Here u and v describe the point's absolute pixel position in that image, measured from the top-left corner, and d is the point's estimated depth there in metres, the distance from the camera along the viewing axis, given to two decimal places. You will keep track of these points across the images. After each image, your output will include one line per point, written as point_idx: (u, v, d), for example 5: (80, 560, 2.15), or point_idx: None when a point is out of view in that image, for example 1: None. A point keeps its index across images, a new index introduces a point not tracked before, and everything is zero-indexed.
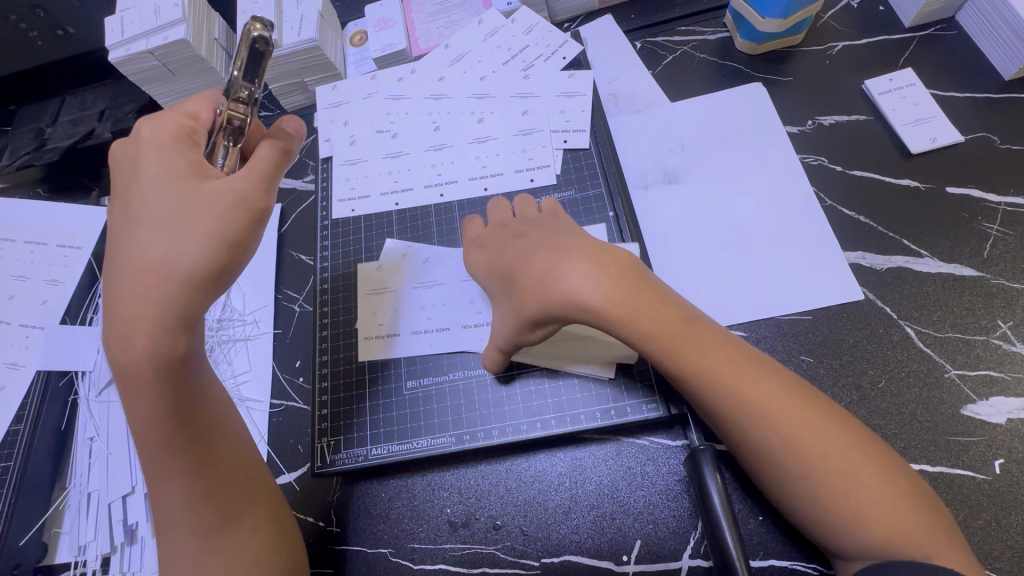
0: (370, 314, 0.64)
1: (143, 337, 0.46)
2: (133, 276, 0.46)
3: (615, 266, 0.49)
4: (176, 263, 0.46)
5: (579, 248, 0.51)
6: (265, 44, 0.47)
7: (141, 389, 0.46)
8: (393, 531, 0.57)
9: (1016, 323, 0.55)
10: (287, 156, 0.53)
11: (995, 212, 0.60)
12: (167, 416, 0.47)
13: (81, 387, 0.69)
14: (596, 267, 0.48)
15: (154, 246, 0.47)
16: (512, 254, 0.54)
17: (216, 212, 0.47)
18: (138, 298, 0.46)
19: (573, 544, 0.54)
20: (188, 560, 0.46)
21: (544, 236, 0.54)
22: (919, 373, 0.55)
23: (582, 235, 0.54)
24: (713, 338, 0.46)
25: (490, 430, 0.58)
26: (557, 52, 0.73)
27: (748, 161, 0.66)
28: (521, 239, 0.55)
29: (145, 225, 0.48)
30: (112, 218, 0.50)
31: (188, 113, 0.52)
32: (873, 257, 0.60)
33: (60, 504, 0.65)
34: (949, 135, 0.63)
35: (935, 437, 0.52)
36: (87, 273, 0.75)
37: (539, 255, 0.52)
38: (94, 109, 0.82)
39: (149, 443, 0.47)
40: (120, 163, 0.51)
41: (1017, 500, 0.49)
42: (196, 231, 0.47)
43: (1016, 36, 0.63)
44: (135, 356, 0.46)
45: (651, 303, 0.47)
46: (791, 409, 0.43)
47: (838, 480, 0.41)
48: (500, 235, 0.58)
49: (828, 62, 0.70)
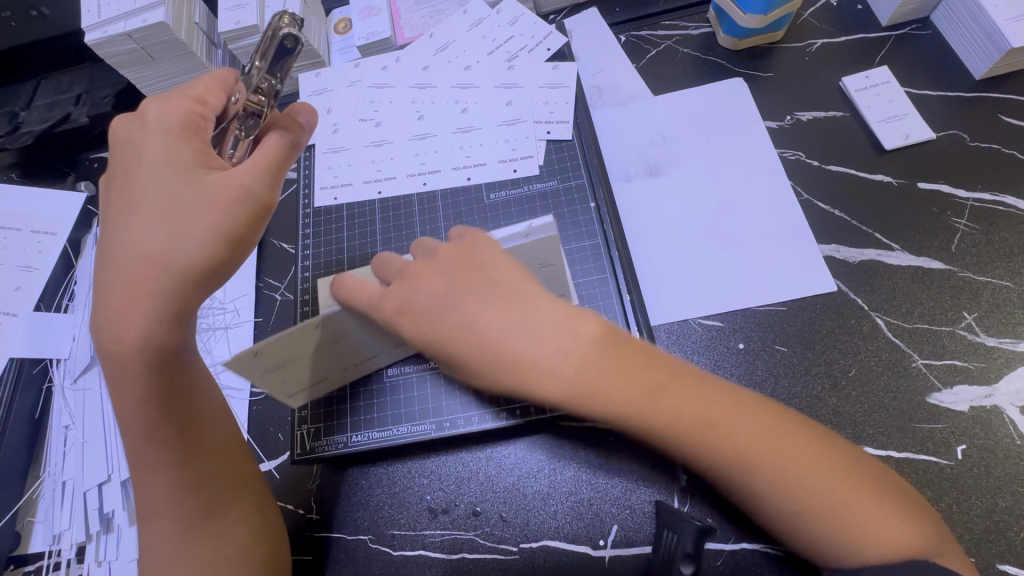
0: (276, 380, 0.51)
1: (134, 329, 0.46)
2: (123, 267, 0.46)
3: (575, 348, 0.42)
4: (171, 257, 0.46)
5: (534, 327, 0.43)
6: (292, 42, 0.49)
7: (131, 380, 0.46)
8: (372, 518, 0.58)
9: (980, 315, 0.57)
10: (296, 148, 0.51)
11: (963, 208, 0.61)
12: (157, 406, 0.47)
13: (56, 375, 0.68)
14: (553, 360, 0.42)
15: (148, 238, 0.46)
16: (453, 320, 0.44)
17: (212, 208, 0.47)
18: (130, 289, 0.46)
19: (552, 529, 0.55)
20: (173, 551, 0.47)
21: (486, 303, 0.44)
22: (887, 362, 0.56)
23: (537, 294, 0.44)
24: (690, 412, 0.41)
25: (470, 418, 0.59)
26: (541, 44, 0.73)
27: (728, 154, 0.67)
28: (456, 296, 0.45)
29: (140, 218, 0.47)
30: (105, 206, 0.50)
31: (197, 95, 0.49)
32: (846, 250, 0.61)
33: (34, 493, 0.64)
34: (921, 132, 0.65)
35: (902, 424, 0.54)
36: (63, 259, 0.74)
37: (490, 319, 0.43)
38: (70, 93, 0.82)
39: (137, 433, 0.47)
40: (117, 148, 0.50)
41: (977, 485, 0.51)
42: (193, 227, 0.47)
43: (987, 37, 0.65)
44: (128, 347, 0.46)
45: (620, 398, 0.41)
46: (781, 473, 0.41)
47: (842, 509, 0.40)
48: (422, 289, 0.46)
49: (806, 59, 0.72)
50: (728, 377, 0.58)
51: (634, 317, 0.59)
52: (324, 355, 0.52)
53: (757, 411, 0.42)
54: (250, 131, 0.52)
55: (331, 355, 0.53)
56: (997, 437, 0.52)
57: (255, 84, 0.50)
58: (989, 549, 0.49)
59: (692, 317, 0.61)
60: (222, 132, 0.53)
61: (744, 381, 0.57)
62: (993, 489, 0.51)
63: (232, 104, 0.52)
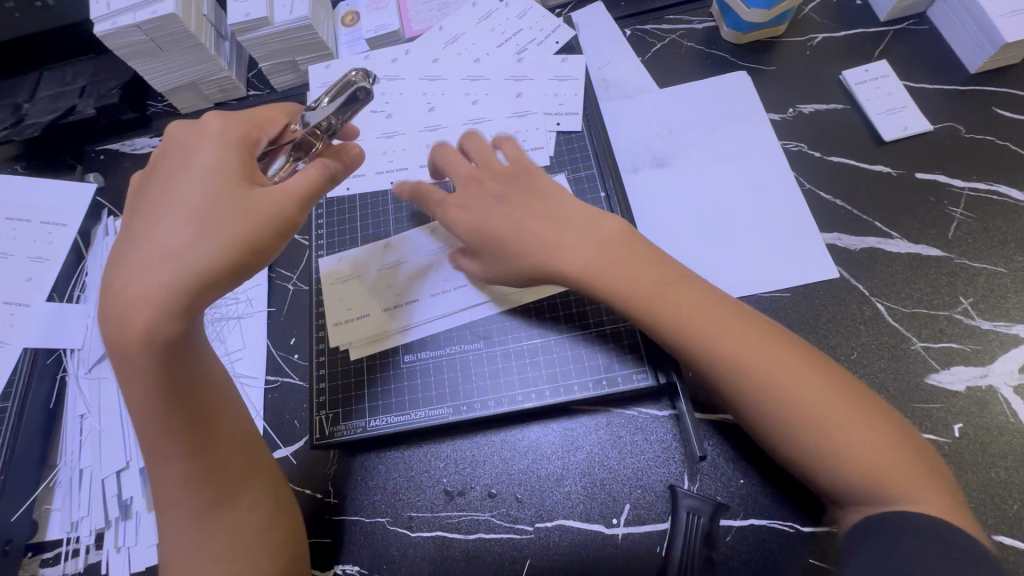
0: (331, 313, 0.65)
1: (143, 319, 0.45)
2: (146, 258, 0.46)
3: (592, 239, 0.52)
4: (191, 257, 0.46)
5: (562, 222, 0.53)
6: (364, 94, 0.51)
7: (140, 369, 0.46)
8: (391, 501, 0.59)
9: (976, 299, 0.59)
10: (332, 182, 0.52)
11: (960, 197, 0.64)
12: (167, 397, 0.47)
13: (70, 365, 0.69)
14: (571, 245, 0.52)
15: (172, 234, 0.46)
16: (495, 217, 0.55)
17: (239, 218, 0.47)
18: (148, 281, 0.45)
19: (565, 509, 0.57)
20: (184, 537, 0.48)
21: (525, 203, 0.55)
22: (886, 345, 0.58)
23: (569, 204, 0.55)
24: (687, 304, 0.49)
25: (486, 402, 0.60)
26: (550, 36, 0.75)
27: (732, 144, 0.69)
28: (501, 201, 0.56)
29: (163, 215, 0.47)
30: (133, 198, 0.51)
31: (258, 119, 0.53)
32: (847, 238, 0.63)
33: (51, 482, 0.65)
34: (919, 124, 0.67)
35: (901, 404, 0.56)
36: (74, 250, 0.74)
37: (527, 219, 0.54)
38: (74, 84, 0.81)
39: (147, 423, 0.47)
40: (165, 150, 0.52)
41: (973, 461, 0.53)
42: (219, 230, 0.47)
43: (981, 32, 0.67)
44: (134, 336, 0.45)
45: (626, 279, 0.51)
46: (761, 377, 0.46)
47: (818, 420, 0.45)
48: (477, 189, 0.57)
49: (807, 53, 0.73)
50: None
51: None
52: (375, 282, 0.65)
53: (755, 321, 0.49)
54: (298, 157, 0.54)
55: (382, 283, 0.65)
56: (992, 416, 0.55)
57: (316, 119, 0.52)
58: (986, 521, 0.51)
59: None
60: (269, 154, 0.55)
61: None
62: (988, 464, 0.53)
63: (288, 130, 0.55)
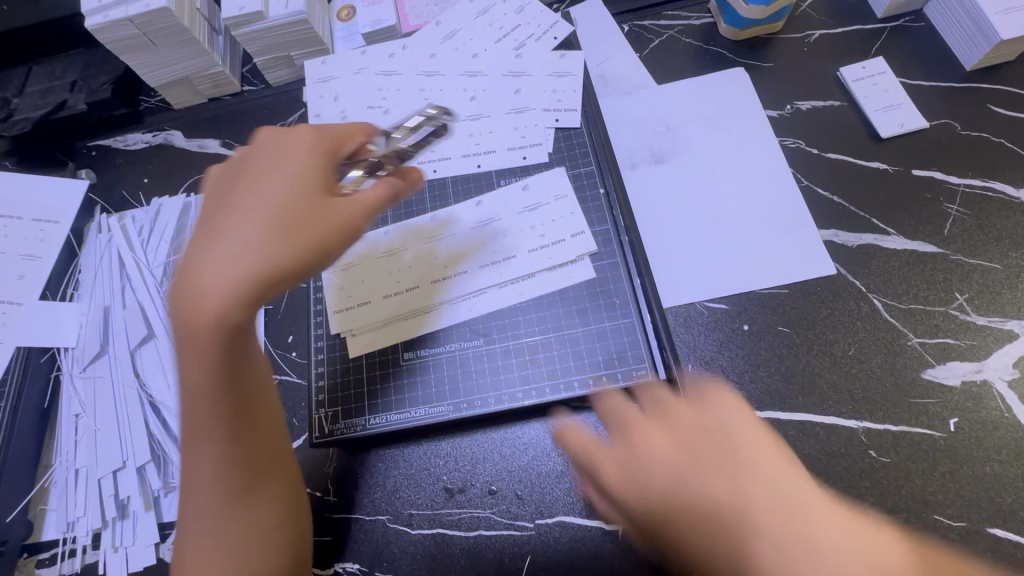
0: (346, 292, 0.65)
1: (216, 303, 0.44)
2: (224, 244, 0.45)
3: (831, 539, 0.37)
4: (267, 251, 0.45)
5: (779, 522, 0.39)
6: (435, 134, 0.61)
7: (204, 352, 0.45)
8: (390, 499, 0.59)
9: (971, 295, 0.60)
10: (393, 202, 0.52)
11: (955, 193, 0.64)
12: (226, 389, 0.47)
13: (64, 363, 0.68)
14: (794, 549, 0.37)
15: (249, 226, 0.46)
16: (675, 492, 0.42)
17: (316, 223, 0.47)
18: (222, 266, 0.44)
19: (566, 505, 0.57)
20: (210, 520, 0.47)
21: (719, 480, 0.41)
22: (883, 342, 0.59)
23: (787, 491, 0.40)
24: None
25: (486, 399, 0.60)
26: (548, 32, 0.74)
27: (731, 141, 0.69)
28: (687, 489, 0.42)
29: (246, 201, 0.48)
30: (223, 177, 0.51)
31: (341, 132, 0.53)
32: (845, 234, 0.64)
33: (46, 482, 0.64)
34: (915, 120, 0.67)
35: (897, 399, 0.57)
36: (66, 247, 0.73)
37: (720, 493, 0.41)
38: (64, 79, 0.80)
39: (200, 405, 0.46)
40: (254, 148, 0.52)
41: (967, 455, 0.54)
42: (295, 230, 0.46)
43: (978, 30, 0.67)
44: (203, 320, 0.44)
45: None
46: None
47: None
48: (660, 459, 0.44)
49: (805, 50, 0.74)
50: (733, 357, 0.60)
51: (643, 300, 0.62)
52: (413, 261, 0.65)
53: None
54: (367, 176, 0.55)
55: (422, 262, 0.65)
56: (987, 410, 0.55)
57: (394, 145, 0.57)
58: (979, 514, 0.52)
59: (699, 301, 0.63)
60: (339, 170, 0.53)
61: (749, 361, 0.60)
62: (983, 458, 0.54)
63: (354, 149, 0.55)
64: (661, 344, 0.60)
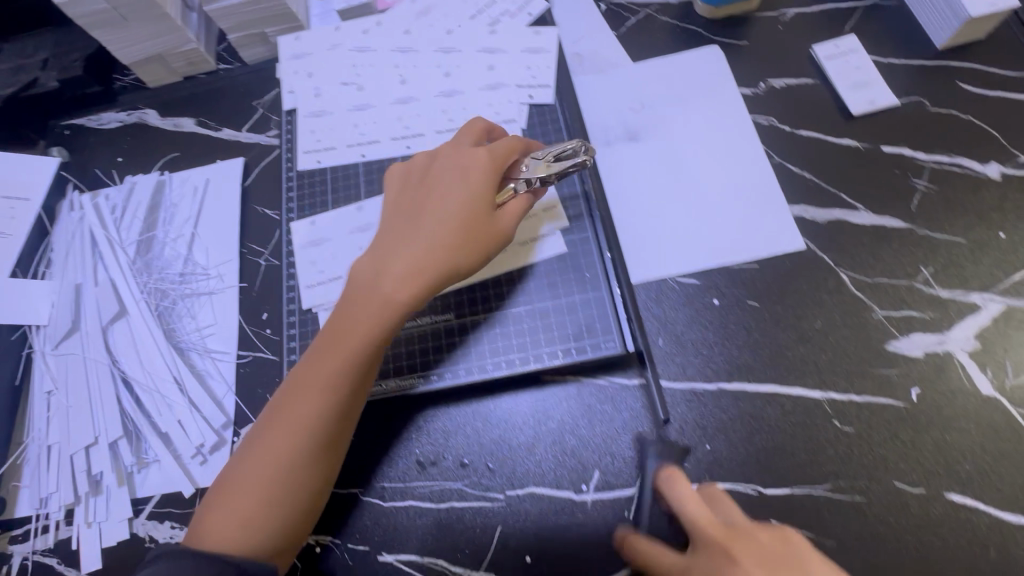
0: None
1: (406, 288, 0.53)
2: (424, 235, 0.54)
3: None
4: (448, 250, 0.54)
5: None
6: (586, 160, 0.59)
7: (381, 320, 0.52)
8: (362, 472, 0.59)
9: (936, 269, 0.61)
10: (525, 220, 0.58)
11: (923, 169, 0.65)
12: (378, 362, 0.54)
13: (36, 341, 0.68)
14: None
15: (439, 223, 0.54)
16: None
17: (484, 234, 0.55)
18: (421, 254, 0.53)
19: (536, 476, 0.58)
20: (309, 452, 0.51)
21: None
22: (849, 314, 0.60)
23: None
24: None
25: (456, 371, 0.61)
26: (523, 9, 0.75)
27: (706, 118, 0.69)
28: None
29: (438, 195, 0.56)
30: (412, 166, 0.60)
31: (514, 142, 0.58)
32: (814, 210, 0.64)
33: (18, 459, 0.64)
34: (885, 98, 0.68)
35: (862, 371, 0.57)
36: (38, 226, 0.72)
37: None
38: (35, 57, 0.79)
39: (346, 355, 0.52)
40: (452, 144, 0.59)
41: (928, 423, 0.55)
42: (470, 236, 0.55)
43: (948, 7, 0.68)
44: (395, 296, 0.52)
45: None
46: None
47: None
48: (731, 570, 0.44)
49: (780, 28, 0.74)
50: (702, 330, 0.61)
51: (614, 275, 0.63)
52: None
53: None
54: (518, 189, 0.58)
55: None
56: (948, 380, 0.56)
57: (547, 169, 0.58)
58: (939, 480, 0.53)
59: (670, 276, 0.63)
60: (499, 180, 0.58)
61: (719, 334, 0.60)
62: (943, 426, 0.55)
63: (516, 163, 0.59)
64: (629, 315, 0.61)
